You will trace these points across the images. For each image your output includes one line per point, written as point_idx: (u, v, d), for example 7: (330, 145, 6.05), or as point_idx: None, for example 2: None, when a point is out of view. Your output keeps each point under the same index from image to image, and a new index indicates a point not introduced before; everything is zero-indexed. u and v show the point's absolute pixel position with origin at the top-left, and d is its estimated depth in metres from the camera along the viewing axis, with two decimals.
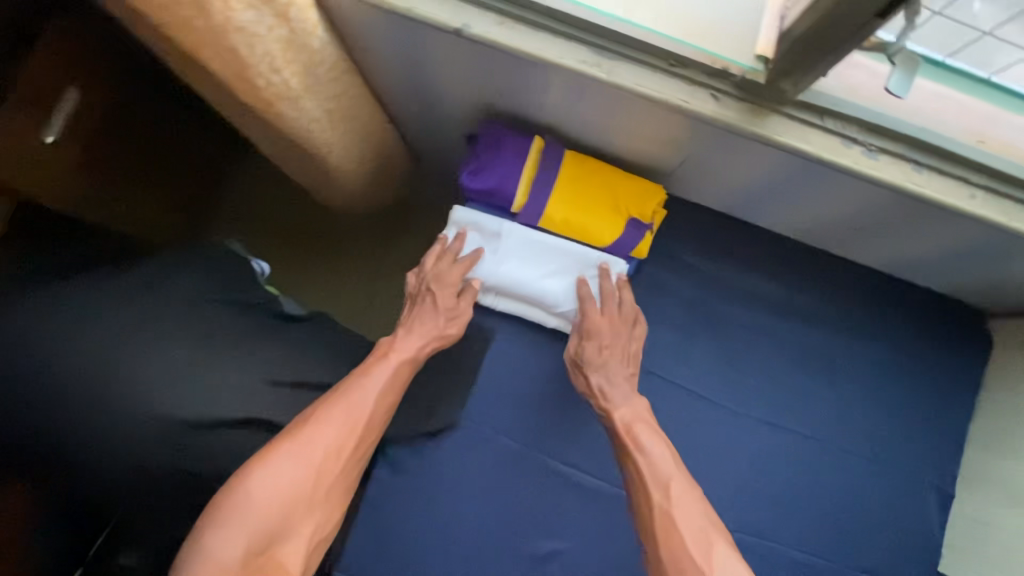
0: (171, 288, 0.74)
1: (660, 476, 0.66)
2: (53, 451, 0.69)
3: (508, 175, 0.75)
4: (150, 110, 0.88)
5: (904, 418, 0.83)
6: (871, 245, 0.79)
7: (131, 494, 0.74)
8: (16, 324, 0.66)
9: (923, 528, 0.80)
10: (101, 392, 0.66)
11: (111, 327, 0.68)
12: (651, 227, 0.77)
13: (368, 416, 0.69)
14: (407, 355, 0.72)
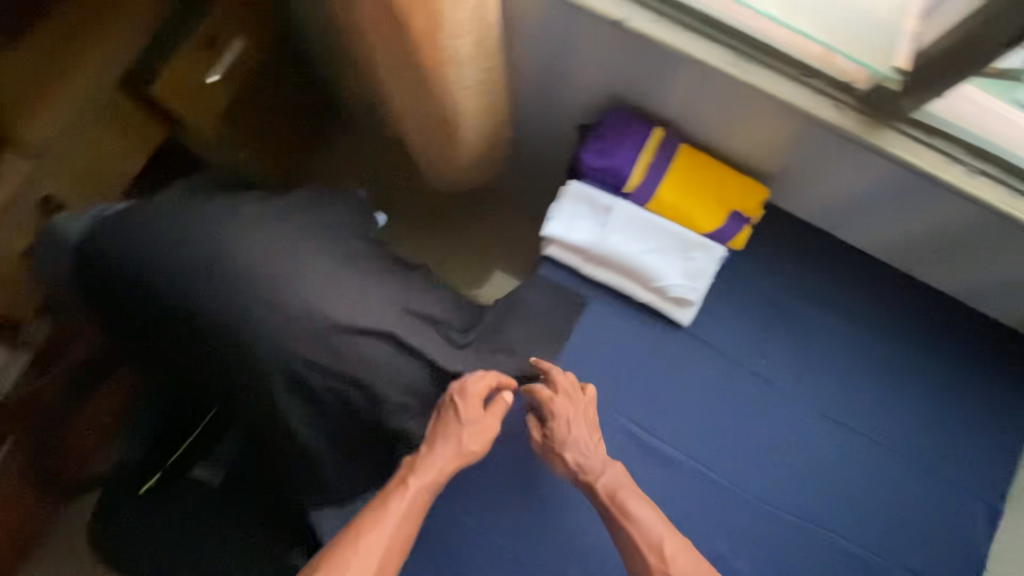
0: (320, 214, 0.83)
1: (653, 538, 0.74)
2: (177, 352, 0.80)
3: (626, 158, 0.84)
4: (278, 78, 1.16)
5: (962, 435, 0.88)
6: (950, 268, 0.86)
7: (244, 404, 0.80)
8: (190, 226, 0.74)
9: (971, 540, 0.86)
10: (254, 296, 0.73)
11: (271, 238, 0.76)
12: (750, 222, 0.86)
13: (390, 546, 0.72)
14: (426, 480, 0.77)
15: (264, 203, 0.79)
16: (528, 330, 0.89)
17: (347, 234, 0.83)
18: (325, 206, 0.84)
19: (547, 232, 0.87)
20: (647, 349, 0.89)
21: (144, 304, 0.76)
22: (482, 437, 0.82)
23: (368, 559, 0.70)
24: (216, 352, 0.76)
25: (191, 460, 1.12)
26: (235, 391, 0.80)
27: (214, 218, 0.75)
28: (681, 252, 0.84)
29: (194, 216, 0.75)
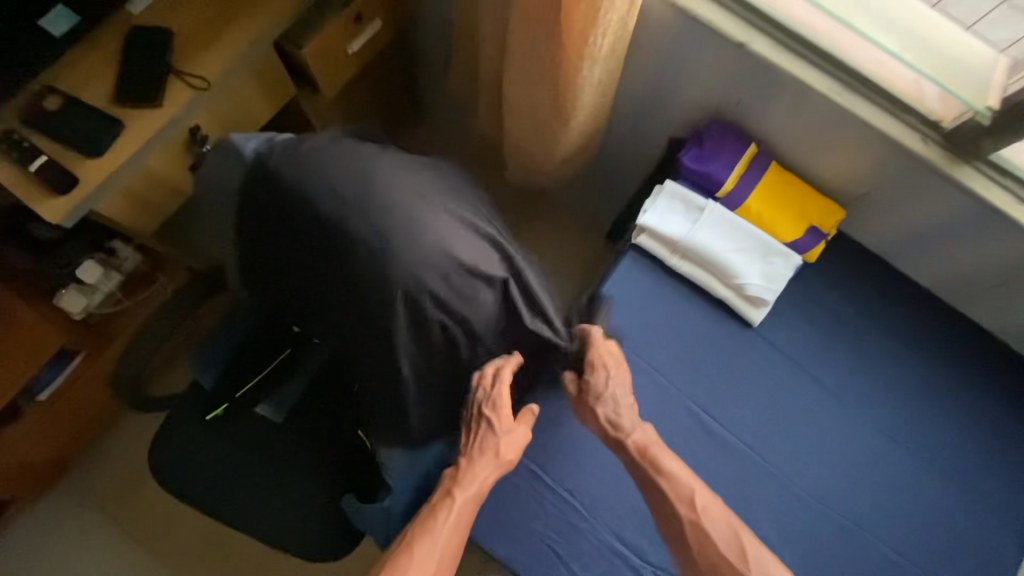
0: (453, 176, 0.87)
1: (685, 492, 0.83)
2: (297, 280, 0.88)
3: (723, 166, 0.95)
4: (385, 56, 1.31)
5: (997, 464, 0.95)
6: (1001, 306, 0.94)
7: (353, 334, 0.87)
8: (341, 161, 0.76)
9: (1000, 563, 0.91)
10: (391, 234, 0.74)
11: (415, 182, 0.77)
12: (826, 238, 0.96)
13: (443, 552, 0.85)
14: (469, 492, 0.89)
15: (409, 154, 0.81)
16: (611, 308, 0.97)
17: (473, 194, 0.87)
18: (455, 169, 0.89)
19: (641, 222, 0.96)
20: (718, 339, 0.96)
21: (292, 219, 0.80)
22: (514, 448, 0.94)
23: (425, 566, 0.82)
24: (341, 276, 0.81)
25: (255, 398, 1.17)
26: (347, 323, 0.86)
27: (369, 152, 0.77)
28: (763, 255, 0.93)
29: (353, 149, 0.77)
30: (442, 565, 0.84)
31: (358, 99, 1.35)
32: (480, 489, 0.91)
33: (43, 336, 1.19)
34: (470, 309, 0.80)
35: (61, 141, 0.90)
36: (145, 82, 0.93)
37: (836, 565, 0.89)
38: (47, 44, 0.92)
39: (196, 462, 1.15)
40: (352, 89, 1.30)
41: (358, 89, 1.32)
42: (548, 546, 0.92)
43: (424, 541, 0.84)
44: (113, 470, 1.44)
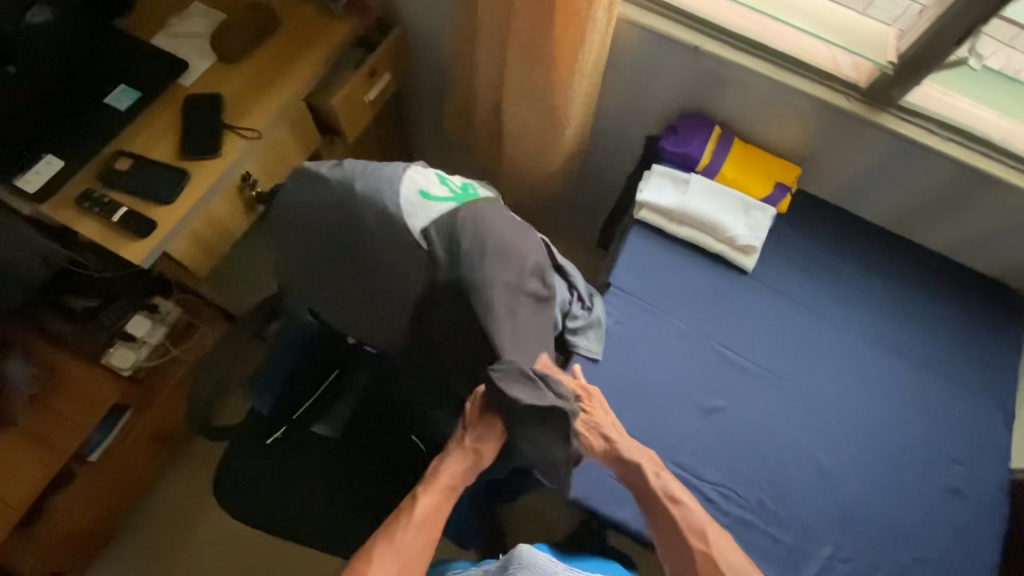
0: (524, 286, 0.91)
1: (696, 523, 0.88)
2: (355, 281, 0.99)
3: (697, 144, 1.14)
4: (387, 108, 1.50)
5: (975, 354, 1.09)
6: (938, 227, 1.14)
7: (411, 321, 0.98)
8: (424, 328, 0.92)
9: (998, 436, 1.03)
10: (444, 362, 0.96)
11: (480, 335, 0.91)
12: (791, 190, 1.16)
13: (407, 554, 0.93)
14: (435, 487, 0.98)
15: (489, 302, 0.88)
16: (631, 273, 1.11)
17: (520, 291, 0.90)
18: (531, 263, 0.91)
19: (640, 200, 1.13)
20: (721, 286, 1.11)
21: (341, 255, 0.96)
22: (489, 447, 1.00)
23: (388, 564, 0.91)
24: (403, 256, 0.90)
25: (312, 418, 1.25)
26: (405, 313, 0.98)
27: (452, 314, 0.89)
28: (744, 210, 1.12)
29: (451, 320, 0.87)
30: (411, 560, 0.93)
31: (366, 149, 1.52)
32: (449, 488, 0.99)
33: (96, 393, 1.23)
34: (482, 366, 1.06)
35: (137, 193, 1.04)
36: (207, 138, 1.09)
37: (868, 458, 1.00)
38: (117, 117, 1.08)
39: (254, 485, 1.22)
40: (361, 139, 1.48)
41: (365, 139, 1.49)
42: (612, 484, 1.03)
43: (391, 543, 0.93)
44: (158, 531, 1.43)
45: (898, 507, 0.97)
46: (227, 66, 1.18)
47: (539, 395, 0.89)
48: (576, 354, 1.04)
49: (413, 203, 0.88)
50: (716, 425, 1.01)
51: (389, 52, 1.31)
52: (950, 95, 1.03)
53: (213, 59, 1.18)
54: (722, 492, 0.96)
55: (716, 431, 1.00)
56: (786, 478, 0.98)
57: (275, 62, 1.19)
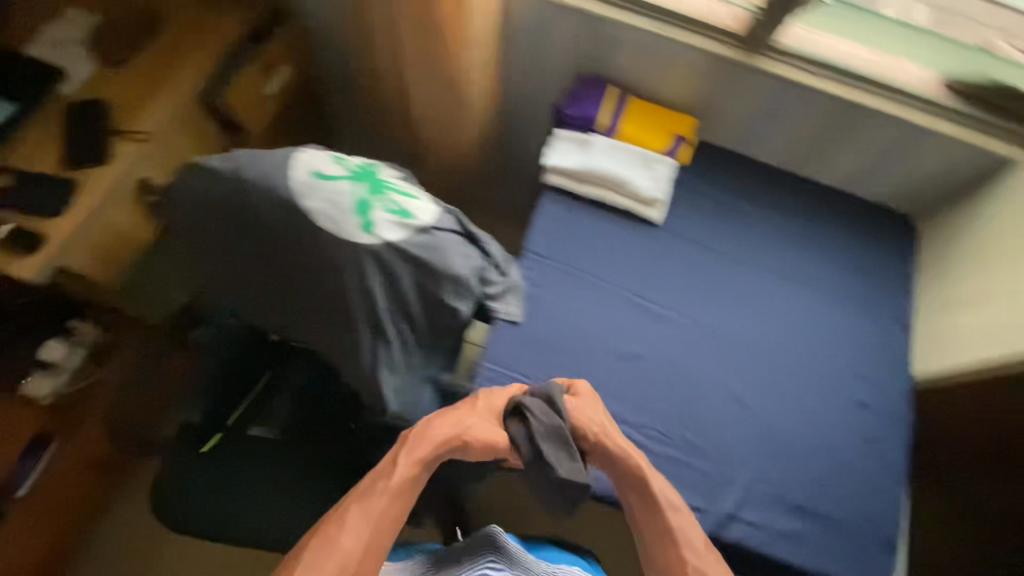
0: (419, 276, 0.96)
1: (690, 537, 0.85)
2: (265, 272, 0.98)
3: (593, 106, 1.17)
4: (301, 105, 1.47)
5: (870, 275, 1.17)
6: (826, 162, 1.21)
7: (322, 304, 0.96)
8: (333, 313, 0.97)
9: (893, 347, 1.12)
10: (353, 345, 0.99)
11: (380, 319, 0.97)
12: (690, 140, 1.19)
13: (379, 519, 0.83)
14: (421, 456, 0.88)
15: (386, 292, 0.95)
16: (544, 235, 1.13)
17: (416, 277, 0.95)
18: (428, 253, 0.94)
19: (545, 164, 1.15)
20: (632, 239, 1.15)
21: (245, 244, 0.95)
22: (484, 439, 0.89)
23: (358, 535, 0.81)
24: (303, 239, 0.90)
25: (248, 421, 1.24)
26: (317, 295, 0.96)
27: (357, 302, 0.95)
28: (645, 164, 1.16)
29: (358, 304, 0.94)
30: (384, 529, 0.83)
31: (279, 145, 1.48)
32: (430, 459, 0.88)
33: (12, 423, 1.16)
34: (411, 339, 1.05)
35: (23, 206, 0.99)
36: (95, 144, 1.06)
37: (777, 383, 1.06)
38: None
39: (190, 491, 1.17)
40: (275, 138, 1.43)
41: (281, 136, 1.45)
42: None
43: (365, 509, 0.83)
44: (112, 565, 1.39)
45: (811, 424, 1.03)
46: (110, 69, 1.14)
47: (578, 467, 0.86)
48: (496, 319, 1.06)
49: (307, 183, 0.89)
50: (637, 370, 1.05)
51: (285, 45, 1.29)
52: (817, 34, 1.09)
53: (94, 63, 1.14)
54: (647, 432, 1.00)
55: (637, 376, 1.04)
56: (705, 411, 1.03)
57: (162, 62, 1.16)
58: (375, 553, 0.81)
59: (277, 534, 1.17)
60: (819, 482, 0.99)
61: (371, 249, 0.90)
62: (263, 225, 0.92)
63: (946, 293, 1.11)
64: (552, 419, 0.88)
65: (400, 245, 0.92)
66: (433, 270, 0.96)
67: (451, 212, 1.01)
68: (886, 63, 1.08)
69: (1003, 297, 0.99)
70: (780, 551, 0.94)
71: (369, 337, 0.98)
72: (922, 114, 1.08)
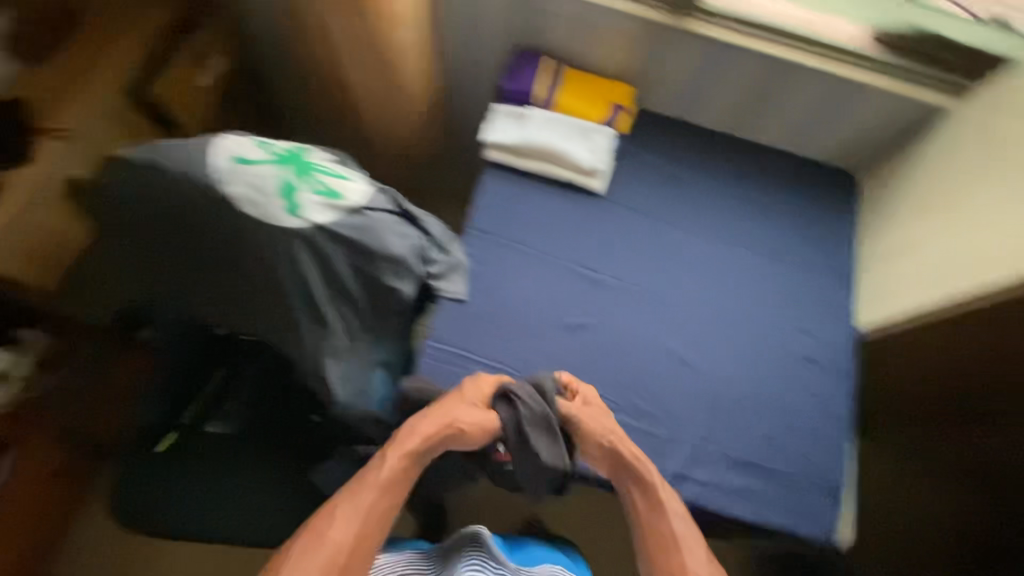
0: (357, 258, 0.95)
1: (675, 527, 0.83)
2: (198, 266, 0.96)
3: (529, 80, 1.16)
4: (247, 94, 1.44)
5: (813, 233, 1.18)
6: (766, 123, 1.21)
7: (260, 292, 0.96)
8: (269, 299, 0.96)
9: (837, 302, 1.13)
10: (293, 330, 0.99)
11: (318, 301, 0.96)
12: (628, 109, 1.18)
13: (369, 513, 0.78)
14: (412, 447, 0.85)
15: (322, 274, 0.94)
16: (487, 210, 1.12)
17: (352, 258, 0.94)
18: (363, 234, 0.93)
19: (484, 139, 1.14)
20: (576, 210, 1.14)
21: (173, 237, 0.92)
22: (474, 425, 0.89)
23: (348, 528, 0.76)
24: (229, 225, 0.87)
25: (204, 419, 1.23)
26: (253, 284, 0.95)
27: (291, 284, 0.93)
28: (584, 134, 1.15)
29: (292, 286, 0.93)
30: (374, 524, 0.78)
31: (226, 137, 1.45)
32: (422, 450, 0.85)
33: None
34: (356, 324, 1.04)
35: None
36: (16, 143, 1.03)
37: (723, 344, 1.07)
38: None
39: (149, 490, 1.16)
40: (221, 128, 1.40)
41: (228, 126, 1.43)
42: None
43: (355, 502, 0.79)
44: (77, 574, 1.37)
45: (758, 381, 1.04)
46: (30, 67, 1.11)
47: (559, 454, 0.90)
48: (442, 297, 1.04)
49: (224, 169, 0.85)
50: (583, 340, 1.05)
51: (212, 36, 1.26)
52: None
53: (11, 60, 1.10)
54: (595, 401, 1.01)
55: (583, 346, 1.04)
56: (652, 376, 1.03)
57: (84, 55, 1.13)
58: (365, 549, 0.76)
59: (242, 527, 1.18)
60: (766, 437, 1.01)
61: (299, 232, 0.89)
62: (185, 215, 0.88)
63: (884, 244, 1.12)
64: (540, 408, 0.91)
65: (331, 228, 0.90)
66: (371, 250, 0.95)
67: (388, 193, 1.00)
68: (815, 18, 1.08)
69: (933, 244, 1.01)
70: (729, 507, 0.95)
71: (308, 321, 0.98)
72: (854, 68, 1.08)
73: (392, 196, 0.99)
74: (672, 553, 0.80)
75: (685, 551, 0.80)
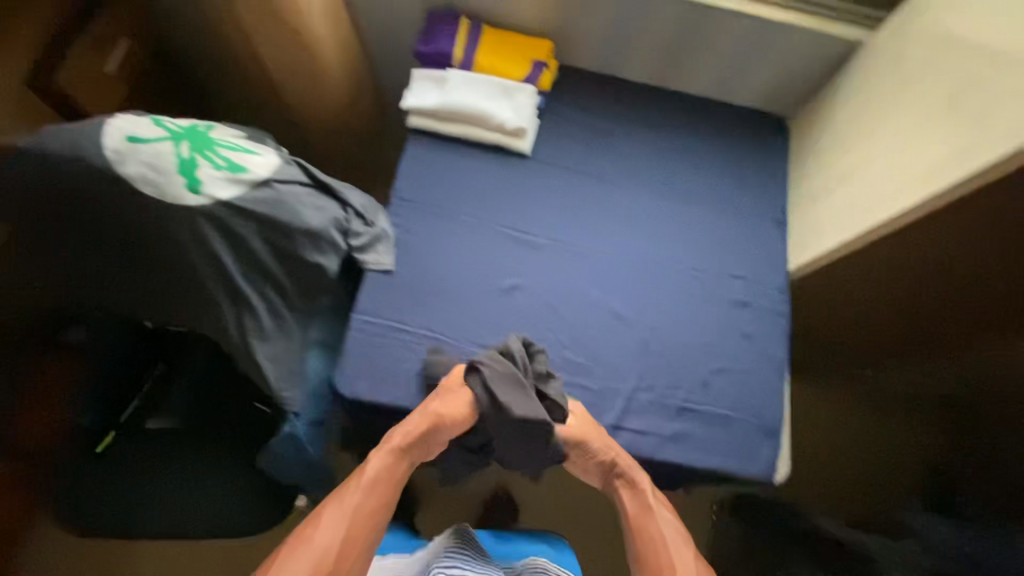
0: (270, 228, 0.91)
1: (662, 530, 0.84)
2: (107, 250, 0.91)
3: (446, 41, 1.13)
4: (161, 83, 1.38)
5: (745, 178, 1.17)
6: (692, 71, 1.19)
7: (175, 272, 0.91)
8: (185, 278, 0.92)
9: (771, 244, 1.13)
10: (214, 311, 0.94)
11: (236, 277, 0.92)
12: (549, 65, 1.16)
13: (356, 513, 0.79)
14: (395, 445, 0.86)
15: (236, 249, 0.90)
16: (411, 177, 1.10)
17: (266, 232, 0.91)
18: (273, 205, 0.90)
19: (404, 105, 1.11)
20: (503, 172, 1.12)
21: (76, 221, 0.87)
22: (455, 415, 0.88)
23: (336, 531, 0.76)
24: (129, 207, 0.84)
25: (145, 415, 1.18)
26: (166, 264, 0.90)
27: (204, 261, 0.89)
28: (506, 94, 1.12)
29: (205, 264, 0.89)
30: (363, 522, 0.79)
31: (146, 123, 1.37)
32: (405, 448, 0.85)
33: None
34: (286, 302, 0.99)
35: None
36: None
37: (659, 295, 1.06)
38: None
39: (85, 494, 1.10)
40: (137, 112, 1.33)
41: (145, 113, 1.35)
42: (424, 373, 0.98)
43: (344, 505, 0.80)
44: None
45: (693, 328, 1.04)
46: None
47: (532, 404, 0.85)
48: (367, 269, 1.03)
49: (120, 149, 0.81)
50: (517, 301, 1.04)
51: (116, 18, 1.19)
52: None
53: None
54: None
55: (517, 307, 1.03)
56: (587, 331, 1.03)
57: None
58: (354, 547, 0.76)
59: (187, 522, 1.12)
60: (703, 383, 1.01)
61: (204, 211, 0.86)
62: (80, 196, 0.83)
63: (813, 182, 1.12)
64: (502, 365, 0.88)
65: (235, 203, 0.87)
66: (284, 221, 0.91)
67: (299, 165, 0.97)
68: None
69: (848, 178, 1.02)
70: (668, 453, 0.95)
71: (229, 299, 0.93)
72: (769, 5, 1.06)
73: (303, 167, 0.97)
74: (662, 558, 0.80)
75: (673, 554, 0.81)
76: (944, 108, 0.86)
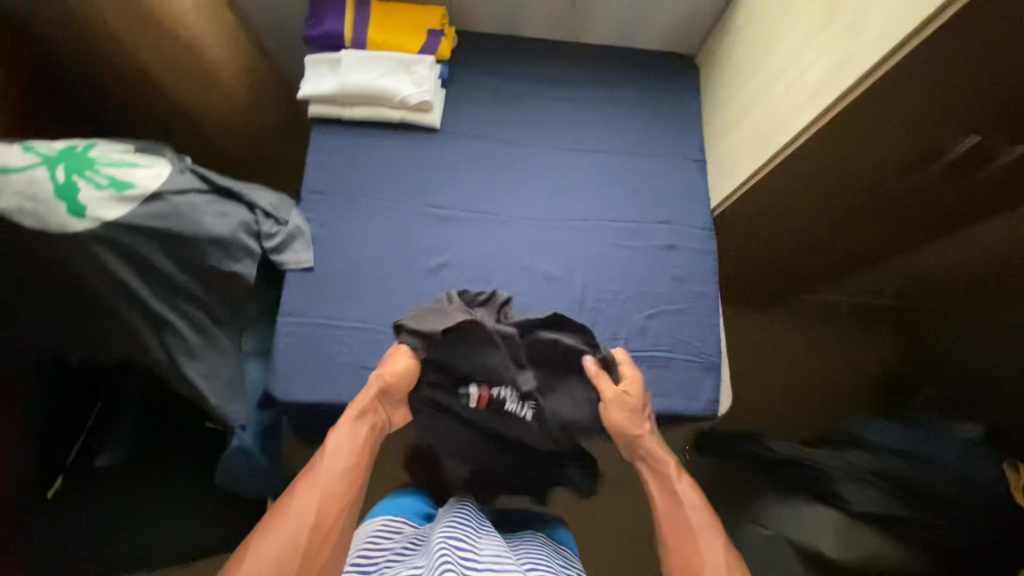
0: (169, 230, 0.85)
1: (683, 517, 0.76)
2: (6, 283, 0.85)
3: (334, 22, 1.08)
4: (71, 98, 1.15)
5: (659, 121, 1.17)
6: (594, 20, 1.17)
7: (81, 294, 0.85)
8: (91, 302, 0.86)
9: (692, 185, 1.13)
10: (131, 333, 0.88)
11: (143, 292, 0.85)
12: (446, 32, 1.12)
13: (329, 480, 0.73)
14: (357, 410, 0.79)
15: (137, 255, 0.84)
16: (321, 169, 1.07)
17: (167, 237, 0.85)
18: (170, 217, 0.85)
19: (301, 95, 1.07)
20: (415, 150, 1.10)
21: None
22: (402, 374, 0.80)
23: (309, 500, 0.70)
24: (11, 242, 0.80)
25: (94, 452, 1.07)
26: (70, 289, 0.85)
27: (103, 275, 0.83)
28: (406, 68, 1.08)
29: (102, 277, 0.83)
30: (339, 486, 0.73)
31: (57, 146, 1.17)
32: (360, 414, 0.79)
33: None
34: (207, 315, 0.92)
35: None
36: None
37: (587, 251, 1.06)
38: None
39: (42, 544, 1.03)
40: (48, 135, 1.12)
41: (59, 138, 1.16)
42: (360, 365, 0.97)
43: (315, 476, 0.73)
44: None
45: (624, 279, 1.05)
46: None
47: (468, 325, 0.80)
48: (287, 270, 1.00)
49: None
50: (446, 279, 1.02)
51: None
52: None
53: None
54: None
55: (446, 284, 1.02)
56: (519, 297, 1.02)
57: None
58: (333, 513, 0.71)
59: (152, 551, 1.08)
60: (640, 331, 1.02)
61: (94, 235, 0.80)
62: None
63: (724, 115, 1.12)
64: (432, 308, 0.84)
65: (126, 222, 0.82)
66: (184, 225, 0.86)
67: (194, 171, 0.93)
68: None
69: (753, 105, 1.03)
70: None
71: (143, 319, 0.87)
72: None
73: (194, 172, 0.93)
74: (685, 545, 0.73)
75: (702, 539, 0.73)
76: (824, 19, 0.85)
